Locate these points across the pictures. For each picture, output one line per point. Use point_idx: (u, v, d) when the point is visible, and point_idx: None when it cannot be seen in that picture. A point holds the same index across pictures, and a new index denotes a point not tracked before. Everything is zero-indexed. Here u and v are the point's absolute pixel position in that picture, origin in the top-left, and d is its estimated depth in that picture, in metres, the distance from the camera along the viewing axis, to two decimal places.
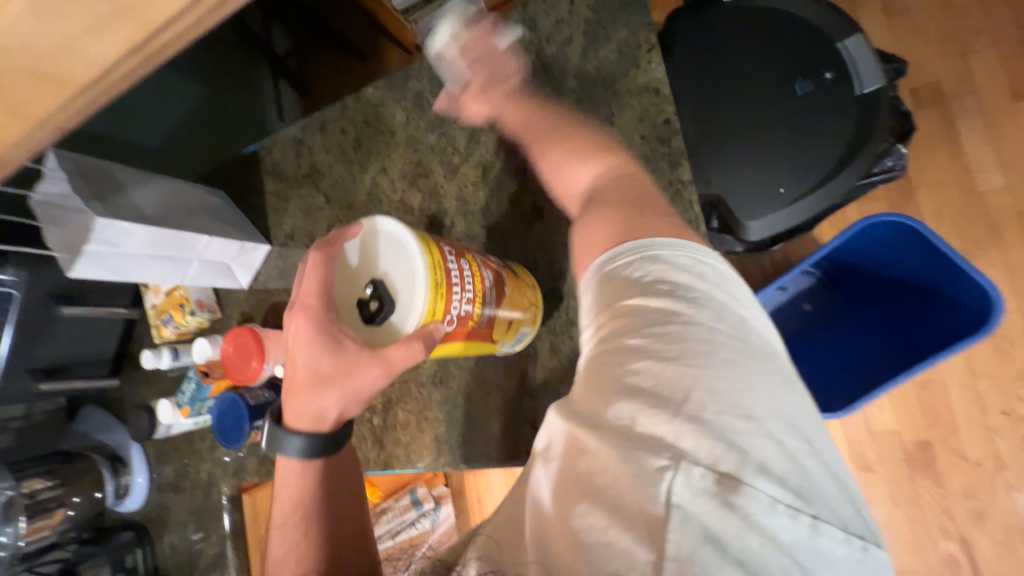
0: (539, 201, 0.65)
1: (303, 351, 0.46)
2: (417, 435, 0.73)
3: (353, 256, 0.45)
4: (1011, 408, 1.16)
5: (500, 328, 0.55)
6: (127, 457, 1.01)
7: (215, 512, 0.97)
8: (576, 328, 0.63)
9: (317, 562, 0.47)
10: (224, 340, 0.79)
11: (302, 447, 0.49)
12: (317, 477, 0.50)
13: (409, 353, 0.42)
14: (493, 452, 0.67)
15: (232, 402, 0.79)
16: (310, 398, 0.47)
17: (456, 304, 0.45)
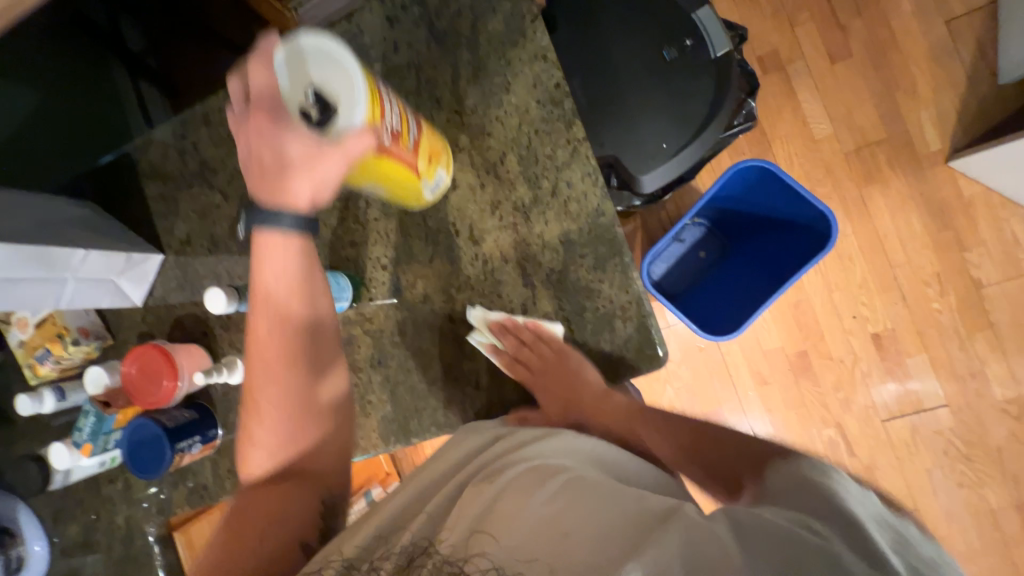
0: (451, 171, 0.67)
1: (265, 144, 0.51)
2: (362, 421, 0.72)
3: (283, 68, 0.42)
4: (858, 312, 1.44)
5: (425, 166, 0.57)
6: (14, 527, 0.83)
7: (142, 562, 0.87)
8: (504, 288, 0.66)
9: (294, 344, 0.59)
10: (125, 365, 0.72)
11: (275, 224, 0.55)
12: (301, 265, 0.58)
13: (357, 144, 0.44)
14: (441, 419, 0.69)
15: (147, 428, 0.72)
16: (274, 186, 0.53)
17: (388, 115, 0.47)
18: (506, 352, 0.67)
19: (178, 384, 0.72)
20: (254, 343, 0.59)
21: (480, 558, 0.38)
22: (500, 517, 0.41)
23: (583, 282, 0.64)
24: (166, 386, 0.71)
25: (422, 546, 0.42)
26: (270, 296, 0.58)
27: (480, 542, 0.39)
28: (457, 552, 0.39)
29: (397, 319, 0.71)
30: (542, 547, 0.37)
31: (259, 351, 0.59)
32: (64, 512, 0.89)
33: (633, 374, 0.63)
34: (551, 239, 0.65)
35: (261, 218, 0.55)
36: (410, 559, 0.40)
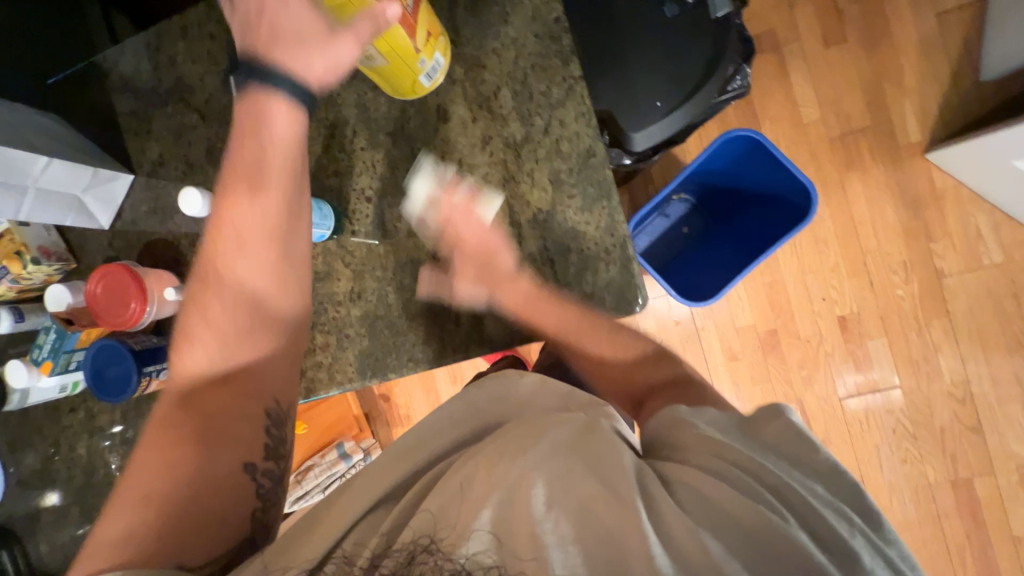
0: (443, 102, 0.66)
1: (292, 25, 0.55)
2: (339, 354, 0.72)
3: None
4: (827, 294, 1.50)
5: (424, 40, 0.57)
6: None
7: (104, 492, 0.86)
8: (489, 226, 0.66)
9: (255, 288, 0.60)
10: (90, 283, 0.69)
11: (272, 114, 0.57)
12: (274, 213, 0.58)
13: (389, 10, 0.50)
14: (419, 356, 0.69)
15: (113, 349, 0.70)
16: (295, 58, 0.55)
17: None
18: (488, 291, 0.67)
19: (146, 308, 0.70)
20: (219, 276, 0.59)
21: (480, 556, 0.41)
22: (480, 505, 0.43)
23: (569, 224, 0.64)
24: (132, 309, 0.69)
25: (423, 543, 0.43)
26: (240, 259, 0.59)
27: (481, 539, 0.41)
28: (456, 550, 0.42)
29: (379, 253, 0.70)
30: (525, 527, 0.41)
31: (220, 283, 0.59)
32: (25, 438, 0.87)
33: (612, 317, 0.64)
34: (541, 178, 0.64)
35: (251, 196, 0.58)
36: (412, 558, 0.43)
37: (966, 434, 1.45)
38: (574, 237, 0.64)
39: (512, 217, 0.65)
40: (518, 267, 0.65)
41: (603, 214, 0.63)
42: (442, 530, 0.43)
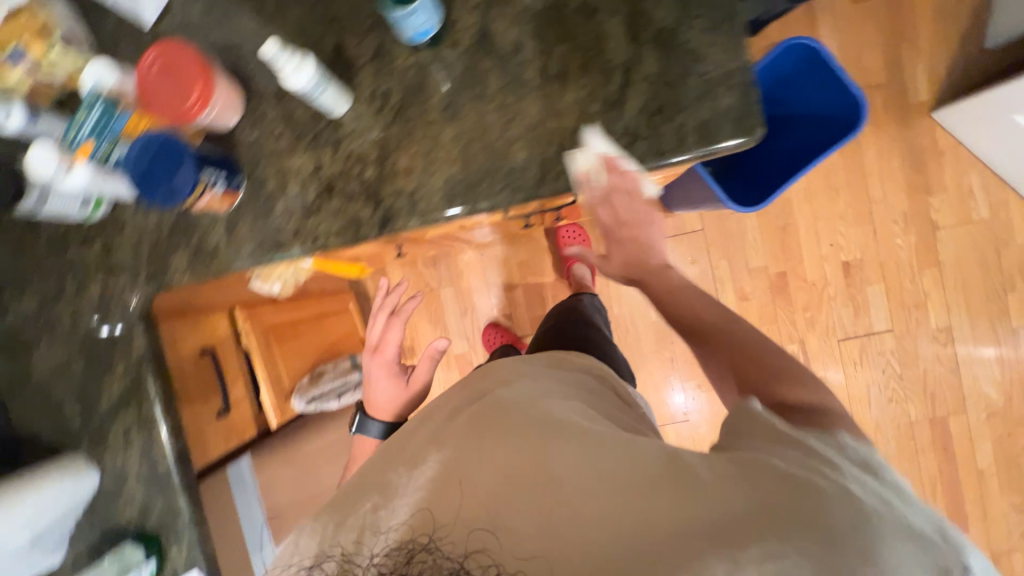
0: None
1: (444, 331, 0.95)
2: (425, 179, 0.67)
3: None
4: (835, 241, 1.58)
5: None
6: None
7: (119, 342, 0.75)
8: (606, 44, 0.63)
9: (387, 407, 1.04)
10: (143, 62, 0.60)
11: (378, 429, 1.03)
12: (386, 388, 1.03)
13: None
14: (516, 182, 0.65)
15: (171, 143, 0.61)
16: (376, 375, 1.04)
17: None
18: (600, 113, 0.64)
19: (205, 108, 0.62)
20: (372, 406, 1.04)
21: (480, 554, 0.44)
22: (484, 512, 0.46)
23: (691, 45, 0.62)
24: (189, 104, 0.61)
25: (421, 543, 0.45)
26: (374, 392, 1.04)
27: (479, 539, 0.45)
28: (454, 551, 0.44)
29: (481, 69, 0.65)
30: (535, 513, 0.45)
31: (376, 396, 1.04)
32: (21, 277, 0.75)
33: (728, 145, 0.62)
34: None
35: (379, 376, 1.04)
36: (410, 557, 0.44)
37: (945, 376, 1.58)
38: (697, 58, 0.62)
39: (632, 36, 0.63)
40: (633, 89, 0.63)
41: (728, 35, 0.61)
42: (440, 527, 0.46)
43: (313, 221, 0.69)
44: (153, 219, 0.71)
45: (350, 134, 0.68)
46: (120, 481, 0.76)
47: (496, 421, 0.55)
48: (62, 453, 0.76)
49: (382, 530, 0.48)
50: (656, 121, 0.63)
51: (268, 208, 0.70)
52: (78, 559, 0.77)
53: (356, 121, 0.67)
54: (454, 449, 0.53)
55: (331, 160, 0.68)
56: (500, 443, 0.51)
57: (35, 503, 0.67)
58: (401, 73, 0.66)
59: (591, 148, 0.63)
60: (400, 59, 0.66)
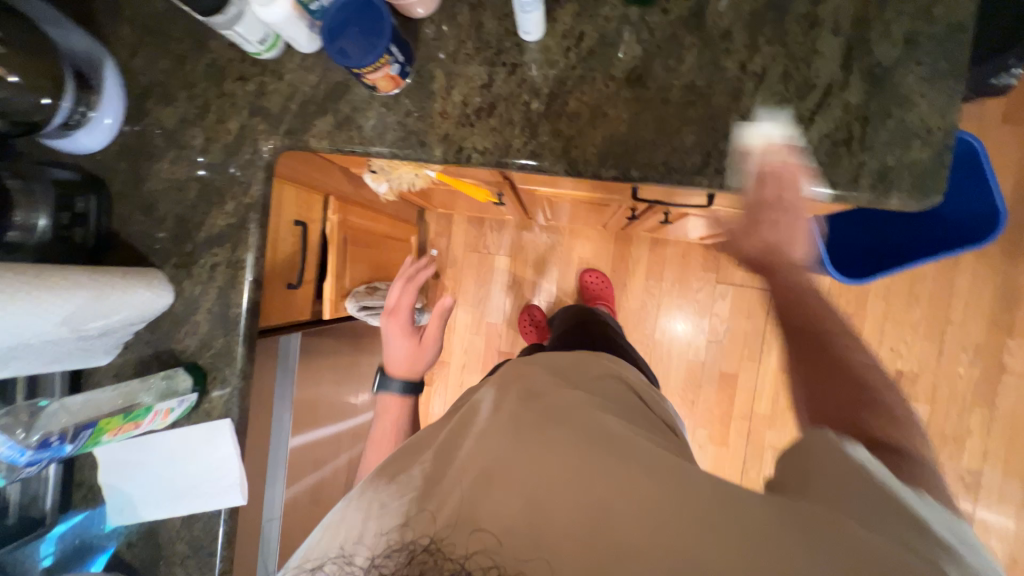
0: None
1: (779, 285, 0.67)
2: (586, 130, 0.66)
3: None
4: (896, 348, 1.54)
5: None
6: (95, 77, 0.74)
7: (234, 182, 0.76)
8: (816, 60, 0.62)
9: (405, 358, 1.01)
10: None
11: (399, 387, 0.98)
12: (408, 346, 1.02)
13: None
14: (674, 164, 0.64)
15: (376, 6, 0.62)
16: (415, 350, 1.02)
17: None
18: (784, 125, 0.62)
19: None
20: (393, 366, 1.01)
21: (481, 556, 0.45)
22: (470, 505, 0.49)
23: (904, 89, 0.60)
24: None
25: (425, 544, 0.46)
26: (392, 347, 1.02)
27: (480, 540, 0.46)
28: (459, 552, 0.45)
29: (682, 43, 0.64)
30: (513, 507, 0.48)
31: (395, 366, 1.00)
32: (166, 90, 0.76)
33: (900, 200, 0.60)
34: (897, 32, 0.60)
35: (399, 331, 1.04)
36: (410, 557, 0.45)
37: (956, 517, 1.53)
38: (904, 104, 0.60)
39: (846, 60, 0.61)
40: (826, 114, 0.61)
41: (943, 93, 0.59)
42: (441, 531, 0.47)
43: (463, 133, 0.69)
44: (313, 77, 0.72)
45: (530, 63, 0.67)
46: (191, 310, 0.78)
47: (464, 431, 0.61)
48: (147, 265, 0.78)
49: (387, 530, 0.48)
50: (839, 153, 0.61)
51: (424, 106, 0.70)
52: (125, 368, 0.78)
53: (540, 53, 0.67)
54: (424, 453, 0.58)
55: (502, 82, 0.68)
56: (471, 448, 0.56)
57: (119, 298, 0.69)
58: (601, 20, 0.65)
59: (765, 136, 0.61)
60: (606, 7, 0.65)
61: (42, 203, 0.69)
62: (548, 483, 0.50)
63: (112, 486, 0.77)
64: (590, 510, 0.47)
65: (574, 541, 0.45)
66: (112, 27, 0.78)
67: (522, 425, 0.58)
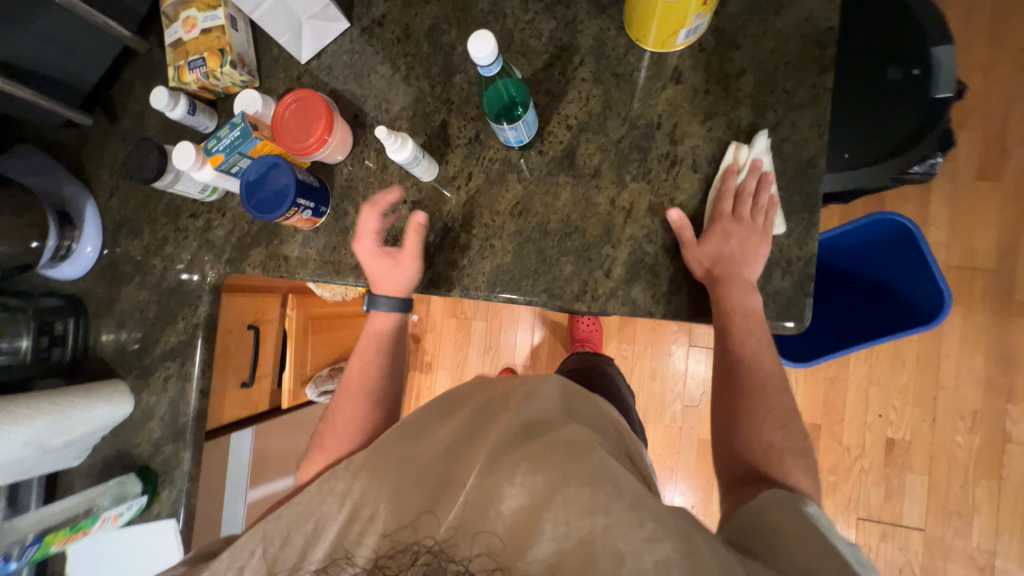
0: (682, 66, 0.67)
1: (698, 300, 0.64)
2: (476, 259, 0.72)
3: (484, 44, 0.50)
4: (885, 413, 1.47)
5: (673, 16, 0.59)
6: (76, 218, 0.89)
7: (186, 303, 0.87)
8: (678, 195, 0.66)
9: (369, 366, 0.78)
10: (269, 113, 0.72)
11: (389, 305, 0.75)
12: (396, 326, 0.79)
13: None
14: (555, 291, 0.69)
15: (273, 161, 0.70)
16: (394, 270, 0.73)
17: None
18: (652, 255, 0.66)
19: (323, 147, 0.72)
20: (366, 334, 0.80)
21: (483, 559, 0.38)
22: (449, 507, 0.44)
23: (760, 222, 0.63)
24: (309, 141, 0.71)
25: (425, 545, 0.40)
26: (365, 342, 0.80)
27: (483, 542, 0.39)
28: (460, 551, 0.38)
29: (557, 180, 0.70)
30: (490, 500, 0.42)
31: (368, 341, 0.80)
32: (134, 226, 0.89)
33: (767, 324, 0.62)
34: (750, 169, 0.64)
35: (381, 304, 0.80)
36: (400, 560, 0.39)
37: None
38: (762, 235, 0.63)
39: (706, 195, 0.65)
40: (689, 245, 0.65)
41: (800, 223, 0.62)
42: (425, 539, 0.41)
43: None
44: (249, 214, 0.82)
45: (426, 200, 0.75)
46: (147, 417, 0.87)
47: (436, 437, 0.57)
48: (115, 377, 0.89)
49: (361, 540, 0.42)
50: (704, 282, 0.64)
51: (340, 238, 0.79)
52: (91, 470, 0.88)
53: (435, 191, 0.74)
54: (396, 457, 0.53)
55: (403, 218, 0.76)
56: (447, 457, 0.52)
57: (82, 413, 0.79)
58: (487, 162, 0.73)
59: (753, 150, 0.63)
60: (491, 150, 0.72)
61: (22, 328, 0.81)
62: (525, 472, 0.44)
63: None
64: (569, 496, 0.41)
65: (557, 535, 0.39)
66: (95, 174, 0.92)
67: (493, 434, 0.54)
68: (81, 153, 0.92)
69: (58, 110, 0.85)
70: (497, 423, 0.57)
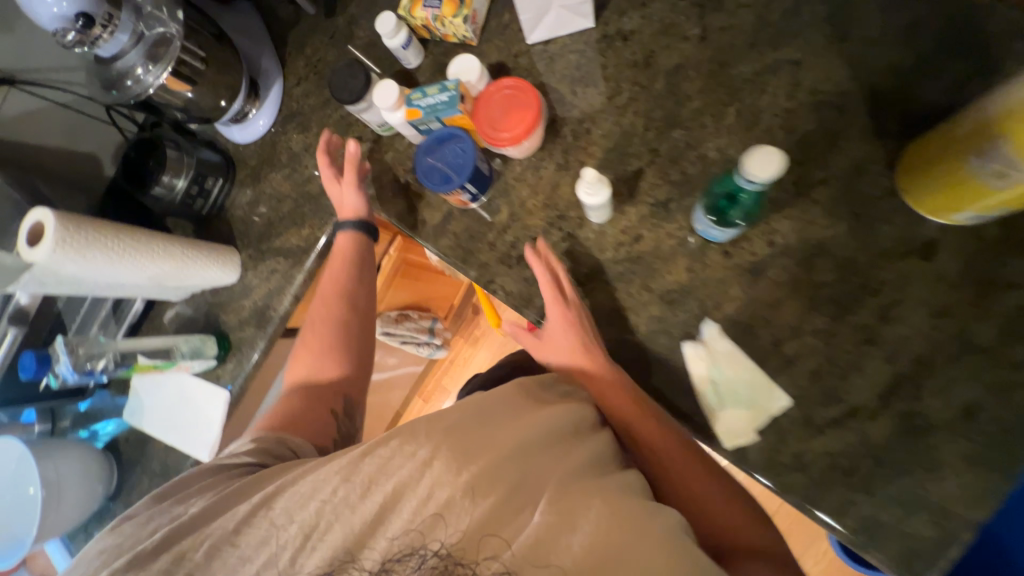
0: (940, 243, 0.56)
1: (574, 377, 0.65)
2: (602, 321, 0.68)
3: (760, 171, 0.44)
4: None
5: (953, 190, 0.51)
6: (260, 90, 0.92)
7: (318, 215, 0.89)
8: (855, 376, 0.57)
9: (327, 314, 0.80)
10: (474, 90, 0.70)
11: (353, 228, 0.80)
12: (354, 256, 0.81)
13: (983, 140, 0.46)
14: (666, 396, 0.64)
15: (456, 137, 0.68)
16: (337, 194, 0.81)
17: (990, 160, 0.45)
18: (790, 419, 0.59)
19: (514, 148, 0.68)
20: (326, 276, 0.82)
21: (491, 560, 0.46)
22: (502, 524, 0.47)
23: (937, 455, 0.54)
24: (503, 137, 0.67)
25: (431, 548, 0.48)
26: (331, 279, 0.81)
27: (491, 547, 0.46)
28: (467, 557, 0.46)
29: (727, 291, 0.63)
30: (541, 547, 0.45)
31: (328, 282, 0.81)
32: (305, 121, 0.91)
33: (877, 558, 0.55)
34: (959, 394, 0.54)
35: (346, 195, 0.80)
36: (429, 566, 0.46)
37: None
38: (932, 470, 0.54)
39: (888, 393, 0.56)
40: (838, 432, 0.57)
41: (981, 480, 0.52)
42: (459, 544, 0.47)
43: (498, 269, 0.74)
44: (409, 164, 0.82)
45: (581, 238, 0.70)
46: (243, 294, 0.93)
47: (505, 420, 0.56)
48: (230, 246, 0.93)
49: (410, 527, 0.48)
50: (834, 476, 0.57)
51: (480, 230, 0.76)
52: (183, 312, 0.96)
53: (594, 234, 0.69)
54: (461, 434, 0.53)
55: (550, 243, 0.72)
56: (506, 459, 0.51)
57: (198, 270, 0.85)
58: (662, 234, 0.66)
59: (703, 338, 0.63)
60: (673, 225, 0.66)
61: (183, 170, 0.87)
62: (580, 533, 0.46)
63: (136, 393, 0.95)
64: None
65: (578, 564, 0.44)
66: (291, 57, 0.94)
67: (551, 455, 0.53)
68: (288, 31, 0.95)
69: None
70: (562, 438, 0.56)
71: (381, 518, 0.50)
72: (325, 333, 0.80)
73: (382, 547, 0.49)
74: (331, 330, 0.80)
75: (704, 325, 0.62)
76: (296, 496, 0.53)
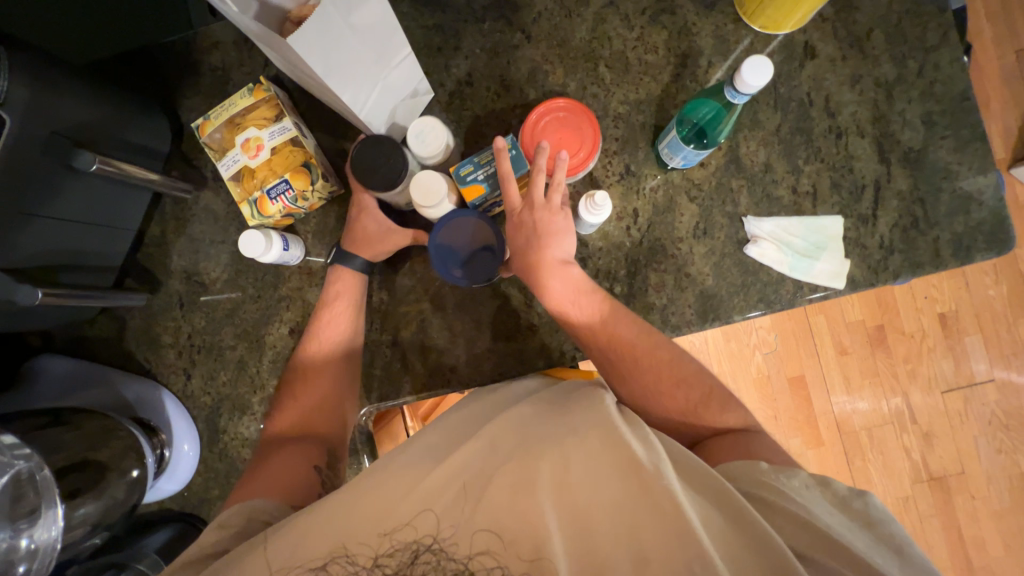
0: (811, 40, 0.66)
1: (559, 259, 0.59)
2: (676, 295, 0.66)
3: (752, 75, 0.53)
4: None
5: None
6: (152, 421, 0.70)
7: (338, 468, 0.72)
8: (856, 163, 0.66)
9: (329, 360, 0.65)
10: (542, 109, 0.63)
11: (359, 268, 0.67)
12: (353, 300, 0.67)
13: None
14: (772, 296, 0.66)
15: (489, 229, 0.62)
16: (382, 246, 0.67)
17: None
18: (853, 229, 0.65)
19: (551, 191, 0.59)
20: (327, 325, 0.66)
21: (484, 557, 0.39)
22: (494, 508, 0.40)
23: (941, 164, 0.65)
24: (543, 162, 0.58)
25: (427, 543, 0.40)
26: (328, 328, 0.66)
27: (482, 542, 0.39)
28: (460, 550, 0.39)
29: (731, 188, 0.67)
30: (520, 513, 0.39)
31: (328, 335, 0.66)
32: (234, 402, 0.72)
33: (984, 257, 0.64)
34: (911, 117, 0.66)
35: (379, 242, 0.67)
36: (415, 556, 0.40)
37: None
38: (947, 175, 0.65)
39: (881, 155, 0.66)
40: (885, 207, 0.65)
41: (973, 154, 0.65)
42: (447, 531, 0.40)
43: (558, 338, 0.67)
44: (387, 336, 0.70)
45: (595, 252, 0.67)
46: None
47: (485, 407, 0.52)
48: None
49: (393, 529, 0.41)
50: (911, 235, 0.65)
51: (510, 326, 0.68)
52: None
53: (602, 239, 0.67)
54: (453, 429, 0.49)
55: None
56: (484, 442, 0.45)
57: None
58: (649, 193, 0.67)
59: (756, 231, 0.66)
60: (648, 179, 0.67)
61: None
62: (571, 490, 0.40)
63: None
64: (610, 535, 0.39)
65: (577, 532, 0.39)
66: (154, 361, 0.73)
67: (524, 418, 0.47)
68: (125, 342, 0.74)
69: (104, 301, 0.67)
70: (539, 407, 0.48)
71: (390, 506, 0.42)
72: (318, 384, 0.65)
73: (375, 543, 0.40)
74: (325, 382, 0.65)
75: (749, 221, 0.66)
76: (286, 540, 0.42)
